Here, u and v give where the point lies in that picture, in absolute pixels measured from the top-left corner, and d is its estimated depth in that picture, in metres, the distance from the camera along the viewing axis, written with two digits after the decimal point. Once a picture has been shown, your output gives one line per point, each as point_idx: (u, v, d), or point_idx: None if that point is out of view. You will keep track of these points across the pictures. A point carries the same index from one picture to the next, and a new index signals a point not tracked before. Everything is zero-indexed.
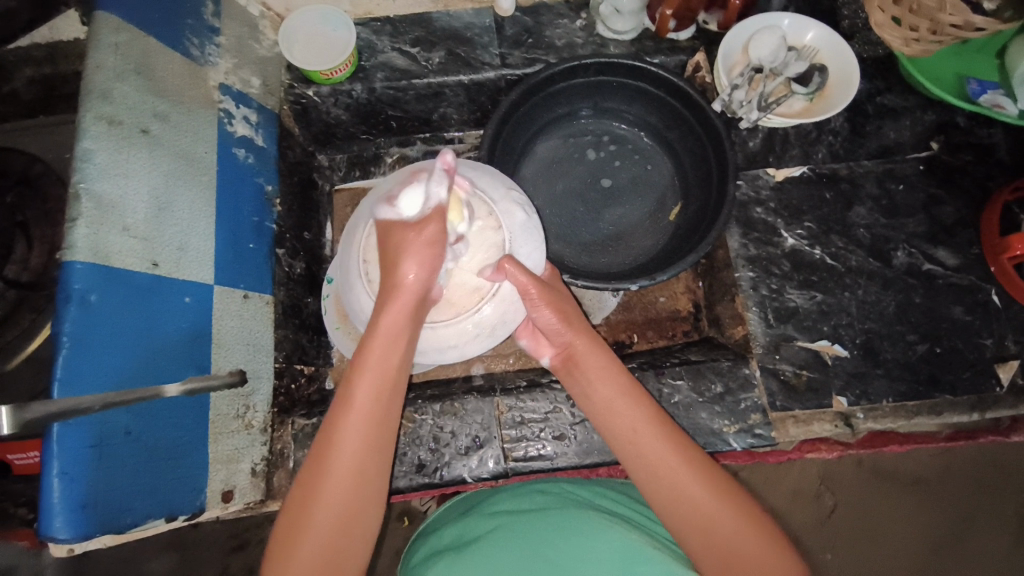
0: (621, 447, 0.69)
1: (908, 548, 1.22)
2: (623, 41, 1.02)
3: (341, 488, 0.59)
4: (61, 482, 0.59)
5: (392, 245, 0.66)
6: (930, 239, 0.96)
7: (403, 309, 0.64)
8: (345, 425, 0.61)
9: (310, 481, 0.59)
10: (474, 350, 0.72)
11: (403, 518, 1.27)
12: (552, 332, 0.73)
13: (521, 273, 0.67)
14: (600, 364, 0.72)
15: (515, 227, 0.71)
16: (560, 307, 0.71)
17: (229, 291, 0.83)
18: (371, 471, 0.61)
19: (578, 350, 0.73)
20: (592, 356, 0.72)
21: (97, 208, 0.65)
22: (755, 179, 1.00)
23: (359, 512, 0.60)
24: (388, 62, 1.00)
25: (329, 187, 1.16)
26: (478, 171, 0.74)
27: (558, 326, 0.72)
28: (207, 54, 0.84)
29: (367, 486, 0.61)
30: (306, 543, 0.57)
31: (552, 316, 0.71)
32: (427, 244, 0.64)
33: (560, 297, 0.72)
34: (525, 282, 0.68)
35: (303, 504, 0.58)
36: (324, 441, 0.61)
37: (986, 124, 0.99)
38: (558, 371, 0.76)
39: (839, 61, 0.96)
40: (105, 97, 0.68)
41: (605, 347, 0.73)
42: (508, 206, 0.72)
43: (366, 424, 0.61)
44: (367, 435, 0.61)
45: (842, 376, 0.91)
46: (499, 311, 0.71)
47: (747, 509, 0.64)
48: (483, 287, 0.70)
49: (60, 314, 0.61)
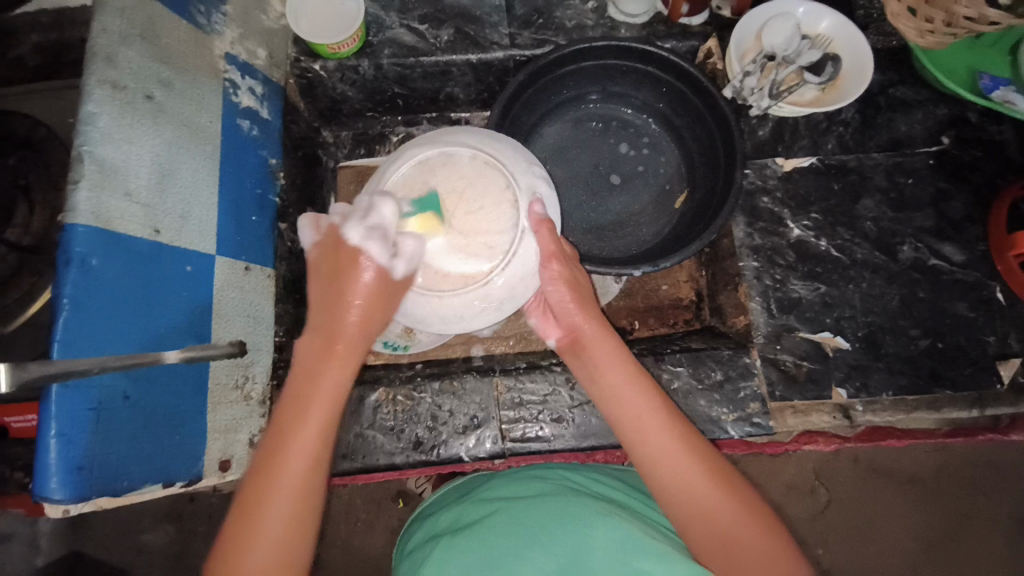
0: (623, 430, 0.69)
1: (900, 546, 1.23)
2: (634, 24, 1.01)
3: (277, 534, 0.59)
4: (58, 443, 0.59)
5: (331, 282, 0.64)
6: (937, 234, 0.95)
7: (373, 305, 0.63)
8: (277, 476, 0.60)
9: (247, 511, 0.59)
10: (483, 322, 0.70)
11: (398, 500, 1.28)
12: (563, 311, 0.72)
13: (551, 238, 0.68)
14: (610, 350, 0.71)
15: (539, 198, 0.69)
16: (575, 284, 0.71)
17: (231, 263, 0.83)
18: (305, 518, 0.61)
19: (586, 334, 0.72)
20: (600, 342, 0.71)
21: (100, 172, 0.64)
22: (763, 167, 0.99)
23: (309, 493, 0.61)
24: (396, 38, 0.99)
25: (334, 163, 1.15)
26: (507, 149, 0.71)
27: (570, 304, 0.71)
28: (213, 22, 0.83)
29: (301, 532, 0.61)
30: (264, 520, 0.59)
31: (566, 292, 0.71)
32: (373, 289, 0.63)
33: (575, 275, 0.72)
34: (551, 248, 0.68)
35: (234, 550, 0.58)
36: (256, 483, 0.60)
37: (997, 120, 0.98)
38: (564, 352, 0.75)
39: (851, 51, 0.95)
40: (110, 61, 0.67)
41: (613, 333, 0.73)
42: (529, 180, 0.70)
43: (312, 452, 0.61)
44: (308, 464, 0.61)
45: (843, 368, 0.90)
46: (510, 285, 0.68)
47: (748, 500, 0.64)
48: (494, 260, 0.67)
49: (60, 276, 0.60)
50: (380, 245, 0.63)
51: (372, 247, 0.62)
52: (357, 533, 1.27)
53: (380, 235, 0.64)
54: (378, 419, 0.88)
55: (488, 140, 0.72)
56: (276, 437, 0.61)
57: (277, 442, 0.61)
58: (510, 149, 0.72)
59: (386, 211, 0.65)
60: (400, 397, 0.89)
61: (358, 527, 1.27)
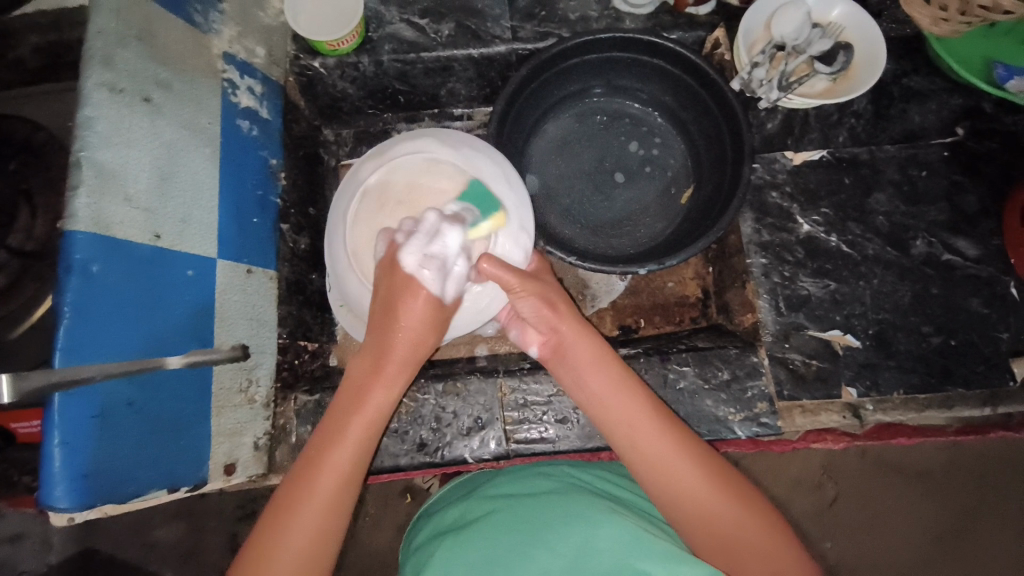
0: (615, 436, 0.68)
1: (911, 540, 1.22)
2: (639, 15, 0.98)
3: (308, 541, 0.59)
4: (63, 452, 0.59)
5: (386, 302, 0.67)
6: (951, 229, 0.93)
7: (424, 331, 0.67)
8: (312, 489, 0.61)
9: (275, 523, 0.60)
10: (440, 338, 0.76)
11: (406, 495, 1.29)
12: (539, 320, 0.73)
13: (500, 270, 0.68)
14: (592, 351, 0.71)
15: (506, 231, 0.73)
16: (545, 293, 0.72)
17: (233, 265, 0.83)
18: (331, 532, 0.61)
19: (566, 338, 0.72)
20: (581, 347, 0.72)
21: (99, 178, 0.64)
22: (772, 162, 0.97)
23: (339, 508, 0.62)
24: (396, 33, 0.98)
25: (335, 162, 1.14)
26: (513, 195, 0.75)
27: (540, 311, 0.72)
28: (211, 21, 0.82)
29: (324, 548, 0.61)
30: (291, 532, 0.59)
31: (536, 305, 0.71)
32: (425, 314, 0.66)
33: (545, 284, 0.73)
34: (508, 278, 0.69)
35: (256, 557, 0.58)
36: (289, 496, 0.61)
37: (1013, 111, 0.95)
38: (546, 361, 0.76)
39: (865, 39, 0.92)
40: (107, 64, 0.66)
41: (594, 334, 0.73)
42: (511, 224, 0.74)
43: (349, 465, 0.63)
44: (343, 478, 0.62)
45: (852, 366, 0.89)
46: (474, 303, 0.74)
47: (744, 494, 0.64)
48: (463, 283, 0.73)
49: (61, 284, 0.60)
50: (438, 274, 0.66)
51: (428, 274, 0.65)
52: (365, 527, 1.28)
53: (439, 256, 0.66)
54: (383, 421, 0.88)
55: (500, 174, 0.75)
56: (318, 448, 0.63)
57: (318, 454, 0.62)
58: (518, 198, 0.75)
59: (450, 240, 0.67)
60: (404, 399, 0.88)
61: (366, 521, 1.28)
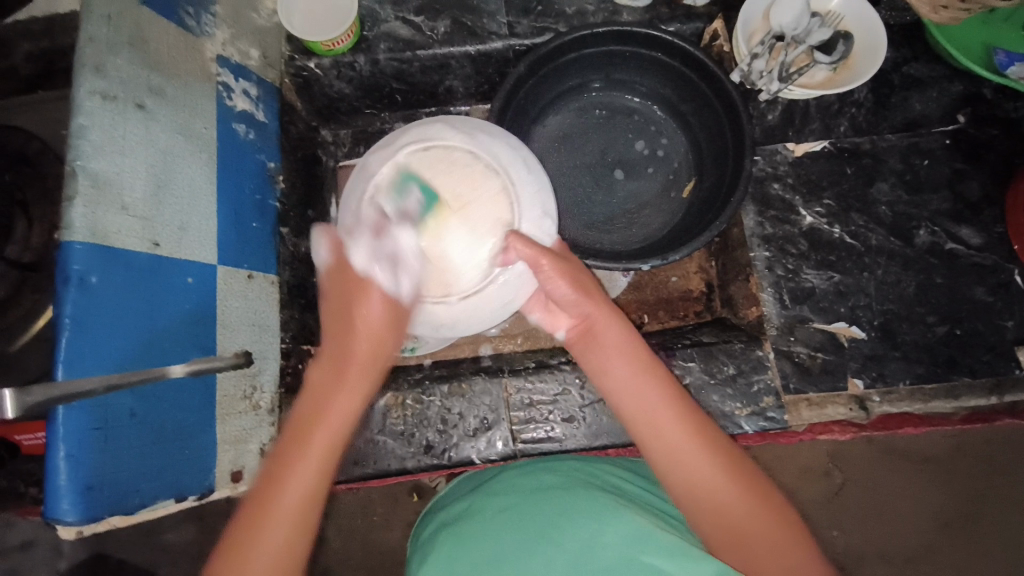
0: (639, 425, 0.66)
1: (917, 526, 1.22)
2: (636, 7, 0.97)
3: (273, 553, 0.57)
4: (67, 464, 0.58)
5: (342, 308, 0.66)
6: (954, 217, 0.92)
7: (383, 331, 0.65)
8: (279, 492, 0.58)
9: (244, 533, 0.57)
10: (473, 327, 0.72)
11: (413, 493, 1.28)
12: (568, 303, 0.70)
13: (527, 246, 0.66)
14: (619, 337, 0.70)
15: (526, 200, 0.69)
16: (577, 278, 0.69)
17: (233, 271, 0.82)
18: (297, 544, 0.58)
19: (597, 321, 0.70)
20: (611, 329, 0.70)
21: (94, 186, 0.63)
22: (773, 154, 0.96)
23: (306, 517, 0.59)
24: (391, 32, 0.97)
25: (333, 163, 1.14)
26: (532, 179, 0.71)
27: (575, 296, 0.69)
28: (204, 23, 0.81)
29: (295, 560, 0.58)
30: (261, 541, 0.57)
31: (568, 287, 0.68)
32: (385, 315, 0.65)
33: (576, 267, 0.70)
34: (535, 255, 0.66)
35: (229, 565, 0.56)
36: (256, 502, 0.58)
37: (1014, 97, 0.95)
38: (574, 346, 0.73)
39: (863, 27, 0.90)
40: (99, 71, 0.65)
41: (625, 319, 0.71)
42: (535, 209, 0.70)
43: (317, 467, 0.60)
44: (313, 483, 0.60)
45: (858, 359, 0.88)
46: (502, 294, 0.70)
47: (759, 486, 0.64)
48: (490, 271, 0.68)
49: (60, 296, 0.59)
50: (389, 271, 0.65)
51: (378, 271, 0.65)
52: (374, 527, 1.27)
53: (385, 250, 0.66)
54: (388, 424, 0.87)
55: (514, 156, 0.71)
56: (284, 454, 0.60)
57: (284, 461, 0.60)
58: (537, 182, 0.71)
59: (402, 239, 0.66)
60: (409, 401, 0.88)
61: (374, 521, 1.28)
